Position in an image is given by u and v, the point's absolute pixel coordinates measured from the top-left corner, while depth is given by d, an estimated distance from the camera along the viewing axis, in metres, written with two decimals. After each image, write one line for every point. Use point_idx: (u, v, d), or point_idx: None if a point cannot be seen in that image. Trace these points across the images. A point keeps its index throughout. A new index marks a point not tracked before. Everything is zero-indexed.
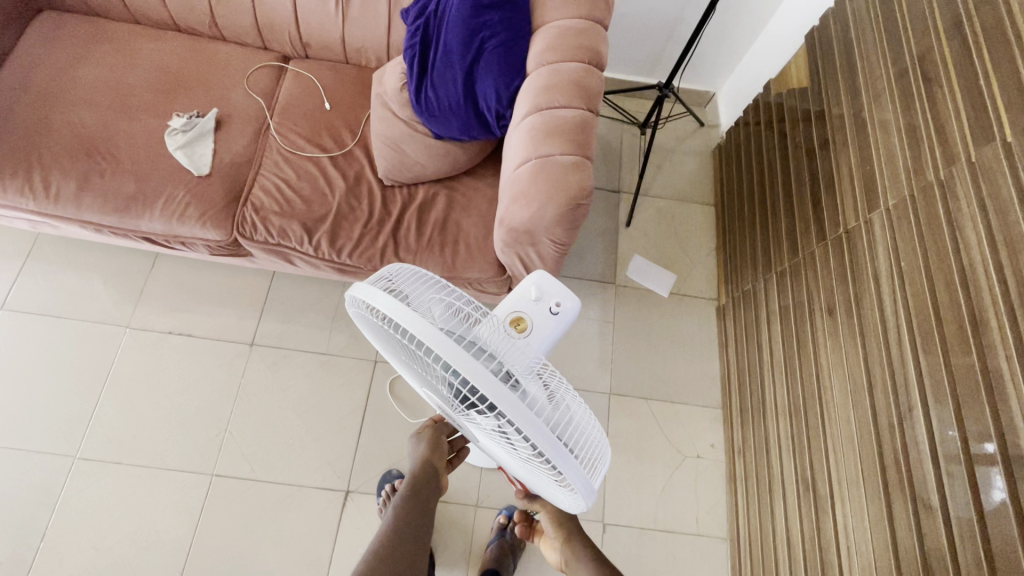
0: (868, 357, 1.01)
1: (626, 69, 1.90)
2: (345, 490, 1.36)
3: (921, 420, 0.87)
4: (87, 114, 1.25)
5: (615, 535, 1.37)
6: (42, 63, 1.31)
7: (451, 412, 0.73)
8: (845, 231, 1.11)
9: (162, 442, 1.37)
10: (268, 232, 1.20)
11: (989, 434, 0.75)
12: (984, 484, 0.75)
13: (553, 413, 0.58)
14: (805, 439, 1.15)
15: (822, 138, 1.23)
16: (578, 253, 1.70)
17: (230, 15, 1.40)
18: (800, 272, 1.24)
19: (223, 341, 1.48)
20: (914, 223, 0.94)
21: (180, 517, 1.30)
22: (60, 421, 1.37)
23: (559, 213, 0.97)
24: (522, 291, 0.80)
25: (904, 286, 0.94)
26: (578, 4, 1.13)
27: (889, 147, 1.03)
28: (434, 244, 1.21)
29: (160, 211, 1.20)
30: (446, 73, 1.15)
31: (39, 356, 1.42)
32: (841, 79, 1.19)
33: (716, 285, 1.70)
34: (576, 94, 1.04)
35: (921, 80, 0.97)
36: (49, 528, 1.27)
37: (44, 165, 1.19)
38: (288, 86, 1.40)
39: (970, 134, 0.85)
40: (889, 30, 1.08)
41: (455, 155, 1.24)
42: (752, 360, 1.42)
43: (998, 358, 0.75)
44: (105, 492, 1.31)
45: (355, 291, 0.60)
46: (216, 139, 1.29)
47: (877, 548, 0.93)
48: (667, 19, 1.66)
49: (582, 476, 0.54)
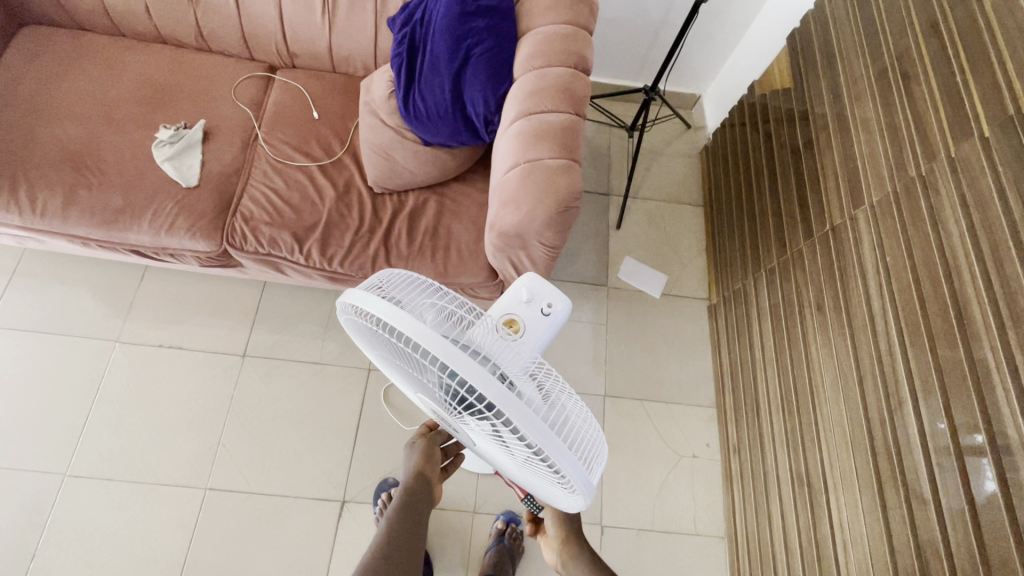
0: (856, 348, 1.02)
1: (612, 73, 1.92)
2: (342, 500, 1.35)
3: (912, 412, 0.88)
4: (74, 128, 1.25)
5: (613, 537, 1.37)
6: (27, 76, 1.30)
7: (445, 416, 0.72)
8: (832, 228, 1.12)
9: (155, 456, 1.35)
10: (259, 242, 1.20)
11: (978, 425, 0.76)
12: (974, 475, 0.76)
13: (549, 413, 0.58)
14: (798, 432, 1.16)
15: (806, 137, 1.25)
16: (570, 256, 1.71)
17: (216, 26, 1.40)
18: (788, 269, 1.26)
19: (215, 353, 1.47)
20: (898, 219, 0.95)
21: (175, 532, 1.29)
22: (51, 438, 1.35)
23: (549, 216, 0.98)
24: (513, 294, 0.79)
25: (890, 280, 0.96)
26: (562, 10, 1.14)
27: (871, 143, 1.04)
28: (425, 250, 1.21)
29: (148, 223, 1.19)
30: (433, 80, 1.16)
31: (28, 372, 1.40)
32: (824, 78, 1.22)
33: (705, 284, 1.72)
34: (563, 98, 1.05)
35: (900, 78, 0.99)
36: (40, 548, 1.25)
37: (30, 180, 1.18)
38: (275, 95, 1.41)
39: (948, 129, 0.87)
40: (867, 30, 1.11)
41: (444, 160, 1.24)
42: (744, 356, 1.42)
43: (983, 349, 0.77)
44: (97, 510, 1.29)
45: (348, 297, 0.60)
46: (204, 151, 1.28)
47: (873, 543, 0.93)
48: (652, 22, 1.68)
49: (581, 473, 0.54)
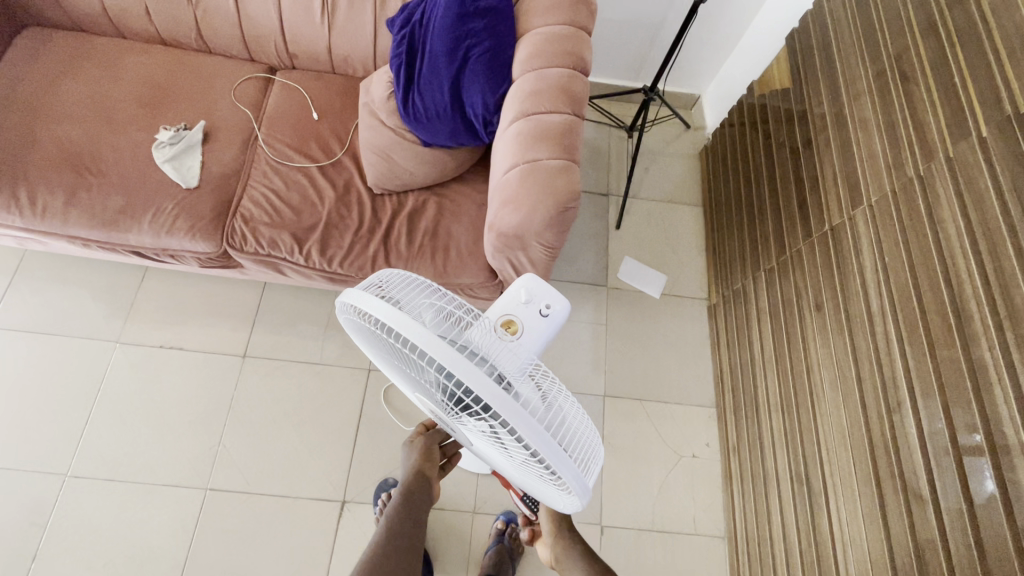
0: (854, 348, 1.02)
1: (612, 74, 1.92)
2: (342, 500, 1.35)
3: (910, 412, 0.88)
4: (74, 129, 1.25)
5: (613, 537, 1.37)
6: (28, 78, 1.31)
7: (443, 416, 0.73)
8: (831, 228, 1.12)
9: (156, 456, 1.36)
10: (258, 243, 1.20)
11: (976, 425, 0.76)
12: (973, 475, 0.76)
13: (546, 414, 0.58)
14: (798, 433, 1.16)
15: (805, 138, 1.25)
16: (569, 256, 1.72)
17: (216, 27, 1.41)
18: (788, 269, 1.26)
19: (215, 354, 1.48)
20: (897, 220, 0.95)
21: (176, 533, 1.29)
22: (52, 438, 1.35)
23: (548, 217, 0.98)
24: (511, 295, 0.80)
25: (888, 280, 0.96)
26: (561, 11, 1.14)
27: (870, 143, 1.04)
28: (425, 251, 1.21)
29: (148, 224, 1.19)
30: (433, 81, 1.16)
31: (29, 373, 1.41)
32: (823, 78, 1.22)
33: (705, 284, 1.72)
34: (562, 99, 1.05)
35: (899, 78, 0.99)
36: (41, 548, 1.26)
37: (31, 181, 1.18)
38: (275, 96, 1.41)
39: (946, 130, 0.87)
40: (866, 30, 1.11)
41: (444, 161, 1.24)
42: (744, 357, 1.42)
43: (982, 349, 0.77)
44: (98, 510, 1.30)
45: (347, 297, 0.60)
46: (204, 152, 1.29)
47: (872, 543, 0.93)
48: (651, 23, 1.68)
49: (577, 475, 0.55)
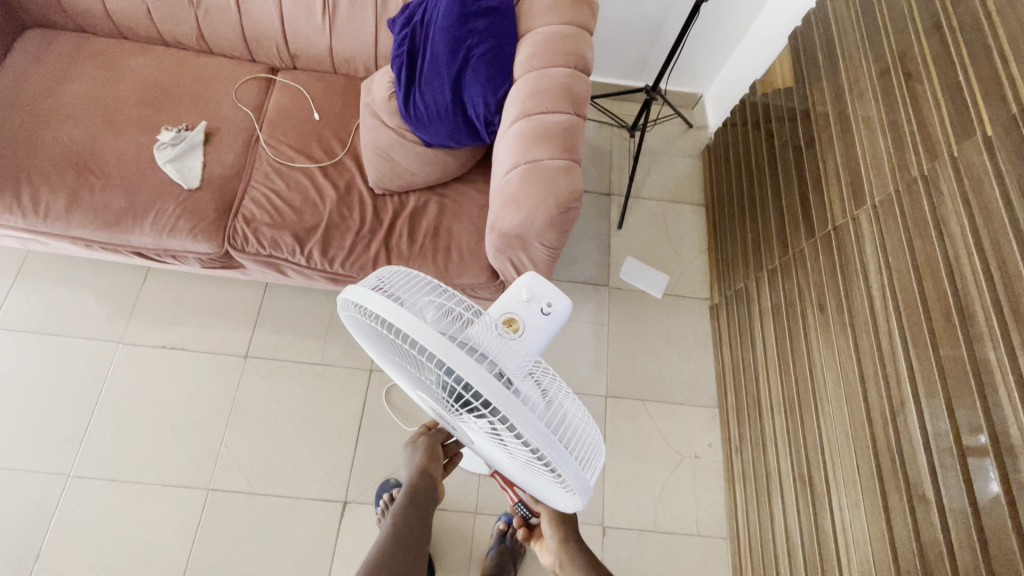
0: (857, 348, 1.02)
1: (613, 73, 1.92)
2: (344, 500, 1.35)
3: (914, 413, 0.87)
4: (76, 130, 1.25)
5: (614, 537, 1.37)
6: (30, 79, 1.31)
7: (444, 414, 0.72)
8: (834, 228, 1.11)
9: (159, 456, 1.36)
10: (260, 243, 1.20)
11: (980, 425, 0.76)
12: (978, 476, 0.76)
13: (547, 412, 0.58)
14: (800, 433, 1.16)
15: (808, 137, 1.25)
16: (571, 256, 1.71)
17: (217, 28, 1.41)
18: (790, 269, 1.25)
19: (217, 354, 1.48)
20: (902, 220, 0.94)
21: (178, 533, 1.29)
22: (55, 438, 1.36)
23: (549, 216, 0.97)
24: (513, 293, 0.79)
25: (892, 279, 0.95)
26: (562, 11, 1.14)
27: (874, 143, 1.04)
28: (426, 251, 1.21)
29: (150, 225, 1.19)
30: (434, 81, 1.16)
31: (33, 373, 1.41)
32: (825, 77, 1.21)
33: (707, 284, 1.71)
34: (564, 98, 1.05)
35: (903, 77, 0.99)
36: (44, 548, 1.26)
37: (33, 182, 1.18)
38: (276, 96, 1.41)
39: (950, 129, 0.87)
40: (869, 29, 1.10)
41: (445, 161, 1.24)
42: (746, 357, 1.42)
43: (986, 349, 0.76)
44: (101, 510, 1.30)
45: (349, 294, 0.60)
46: (205, 152, 1.29)
47: (875, 544, 0.93)
48: (653, 22, 1.68)
49: (577, 472, 0.54)
